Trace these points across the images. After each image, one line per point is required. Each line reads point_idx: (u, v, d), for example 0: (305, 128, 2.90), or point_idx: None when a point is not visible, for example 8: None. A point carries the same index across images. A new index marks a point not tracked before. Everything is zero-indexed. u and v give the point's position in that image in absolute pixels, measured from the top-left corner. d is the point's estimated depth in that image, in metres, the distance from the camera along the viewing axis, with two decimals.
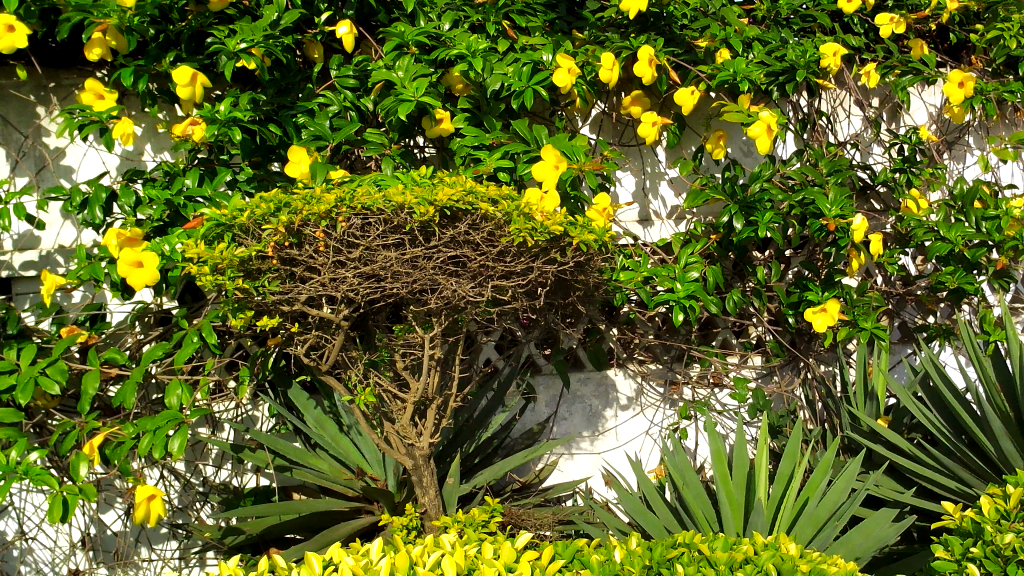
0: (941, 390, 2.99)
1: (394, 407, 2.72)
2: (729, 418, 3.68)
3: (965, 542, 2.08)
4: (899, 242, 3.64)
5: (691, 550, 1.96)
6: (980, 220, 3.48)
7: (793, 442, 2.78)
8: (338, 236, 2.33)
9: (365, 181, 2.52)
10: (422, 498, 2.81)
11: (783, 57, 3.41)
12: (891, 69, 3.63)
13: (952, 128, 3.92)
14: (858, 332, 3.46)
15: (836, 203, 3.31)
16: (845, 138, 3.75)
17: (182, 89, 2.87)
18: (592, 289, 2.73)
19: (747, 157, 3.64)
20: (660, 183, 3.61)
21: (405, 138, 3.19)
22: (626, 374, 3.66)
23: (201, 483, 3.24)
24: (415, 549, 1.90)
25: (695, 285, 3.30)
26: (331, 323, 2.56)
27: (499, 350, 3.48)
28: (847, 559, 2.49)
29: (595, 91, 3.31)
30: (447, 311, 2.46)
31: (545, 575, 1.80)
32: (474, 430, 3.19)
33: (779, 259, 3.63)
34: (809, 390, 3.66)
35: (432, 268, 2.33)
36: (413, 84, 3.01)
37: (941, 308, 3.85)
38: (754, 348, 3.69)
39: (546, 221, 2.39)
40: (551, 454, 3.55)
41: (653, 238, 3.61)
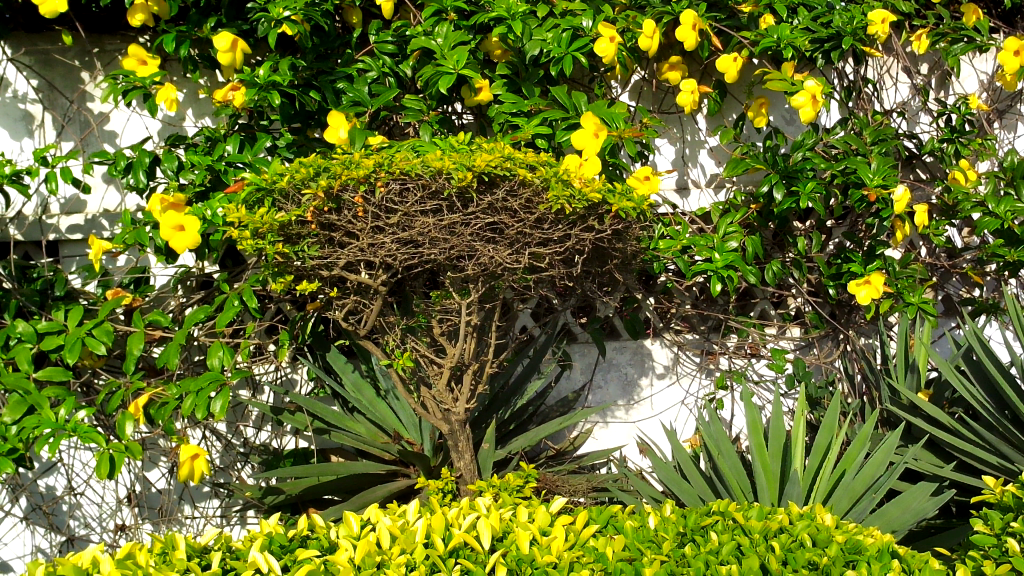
0: (986, 364, 2.92)
1: (431, 371, 2.74)
2: (767, 389, 3.65)
3: (1005, 517, 2.00)
4: (945, 214, 3.56)
5: (725, 519, 1.95)
6: None
7: (830, 414, 2.76)
8: (377, 202, 2.34)
9: (404, 146, 2.53)
10: (458, 462, 2.84)
11: (829, 23, 3.33)
12: (943, 35, 3.52)
13: (1004, 96, 3.80)
14: (902, 305, 3.40)
15: (879, 172, 3.26)
16: (891, 107, 3.67)
17: (222, 56, 2.89)
18: (629, 257, 2.73)
19: (790, 125, 3.55)
20: (700, 151, 3.57)
21: (444, 105, 3.18)
22: (662, 343, 3.66)
23: (241, 444, 3.32)
24: (451, 511, 1.92)
25: (734, 256, 3.27)
26: (369, 288, 2.57)
27: (536, 318, 3.49)
28: (883, 532, 2.49)
29: (635, 58, 3.24)
30: (484, 278, 2.47)
31: (579, 539, 1.80)
32: (509, 398, 3.20)
33: (820, 229, 3.59)
34: (848, 361, 3.61)
35: (470, 234, 2.33)
36: (453, 55, 3.02)
37: (988, 282, 3.77)
38: (793, 319, 3.67)
39: (583, 188, 2.40)
40: (586, 422, 3.57)
41: (691, 207, 3.58)
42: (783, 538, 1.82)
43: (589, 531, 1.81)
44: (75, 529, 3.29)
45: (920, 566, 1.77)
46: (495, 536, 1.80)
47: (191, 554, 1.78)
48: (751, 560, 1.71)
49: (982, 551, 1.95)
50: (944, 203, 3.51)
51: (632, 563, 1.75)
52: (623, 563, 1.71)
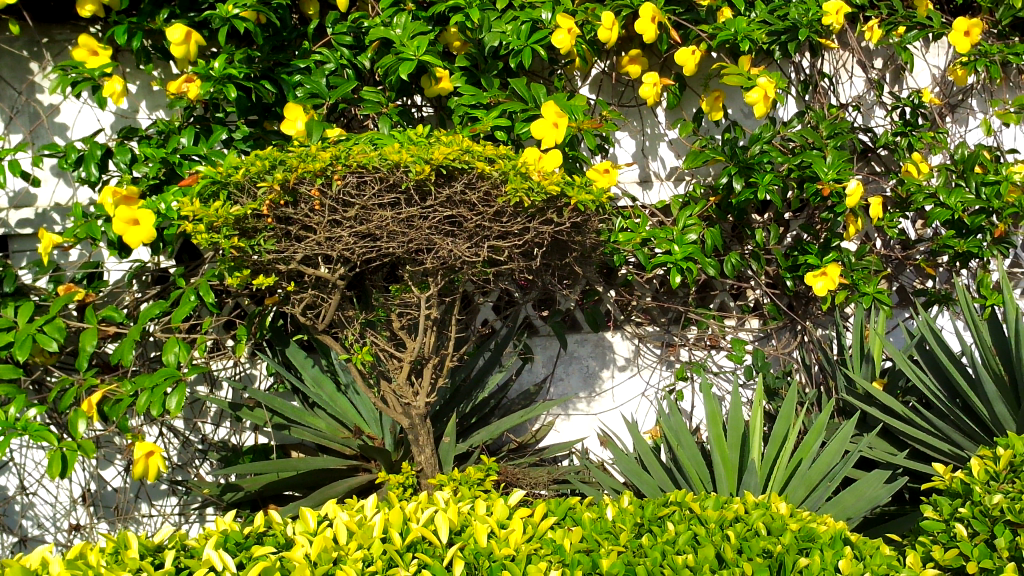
0: (937, 353, 3.00)
1: (391, 365, 2.72)
2: (726, 380, 3.70)
3: (954, 503, 2.02)
4: (899, 206, 3.63)
5: (682, 509, 1.97)
6: (980, 185, 3.49)
7: (787, 404, 2.79)
8: (334, 195, 2.30)
9: (362, 139, 2.50)
10: (418, 456, 2.83)
11: (786, 16, 3.34)
12: (896, 25, 3.57)
13: (955, 90, 3.89)
14: (857, 296, 3.45)
15: (834, 165, 3.30)
16: (846, 100, 3.73)
17: (176, 48, 2.84)
18: (588, 250, 2.75)
19: (748, 118, 3.60)
20: (660, 144, 3.59)
21: (403, 97, 3.16)
22: (623, 336, 3.68)
23: (200, 441, 3.29)
24: (409, 505, 1.91)
25: (693, 247, 3.29)
26: (328, 282, 2.55)
27: (497, 311, 3.49)
28: (838, 520, 2.53)
29: (595, 50, 3.25)
30: (444, 272, 2.47)
31: (537, 532, 1.80)
32: (471, 391, 3.18)
33: (778, 222, 3.63)
34: (805, 352, 3.65)
35: (428, 227, 2.32)
36: (413, 42, 2.98)
37: (940, 273, 3.86)
38: (751, 311, 3.71)
39: (541, 180, 2.41)
40: (548, 415, 3.57)
41: (652, 200, 3.61)
42: (739, 527, 1.83)
43: (546, 523, 1.82)
44: (28, 529, 3.24)
45: (871, 553, 1.80)
46: (453, 530, 1.80)
47: (144, 553, 1.74)
48: (706, 550, 1.73)
49: (931, 536, 1.98)
50: (898, 196, 3.60)
51: (590, 554, 1.76)
52: (580, 555, 1.72)
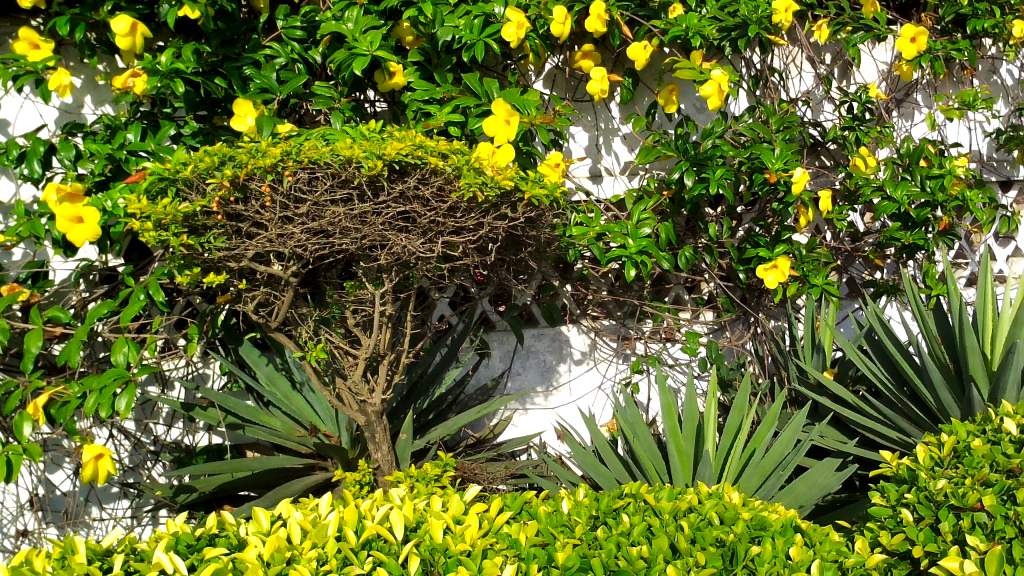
0: (885, 343, 3.07)
1: (345, 363, 2.70)
2: (681, 372, 3.72)
3: (900, 489, 2.07)
4: (848, 199, 3.70)
5: (637, 501, 1.98)
6: (924, 179, 3.58)
7: (740, 395, 2.83)
8: (285, 191, 2.28)
9: (313, 134, 2.48)
10: (375, 454, 2.81)
11: (736, 13, 3.38)
12: (843, 25, 3.64)
13: (901, 85, 3.97)
14: (807, 288, 3.53)
15: (781, 157, 3.35)
16: (796, 95, 3.77)
17: (120, 39, 2.77)
18: (543, 245, 2.77)
19: (700, 113, 3.63)
20: (613, 138, 3.61)
21: (355, 92, 3.14)
22: (580, 329, 3.69)
23: (152, 442, 3.23)
24: (364, 503, 1.90)
25: (647, 241, 3.33)
26: (280, 280, 2.52)
27: (453, 306, 3.49)
28: (790, 508, 2.57)
29: (548, 45, 3.27)
30: (398, 267, 2.45)
31: (493, 527, 1.80)
32: (428, 387, 3.21)
33: (730, 215, 3.67)
34: (759, 343, 3.72)
35: (381, 223, 2.31)
36: (365, 37, 2.96)
37: (888, 265, 3.95)
38: (706, 304, 3.75)
39: (495, 175, 2.41)
40: (506, 409, 3.60)
41: (605, 194, 3.63)
42: (692, 518, 1.85)
43: (502, 518, 1.82)
44: None
45: (821, 540, 1.84)
46: (409, 527, 1.79)
47: (92, 558, 1.70)
48: (660, 541, 1.74)
49: (878, 522, 2.02)
50: (846, 189, 3.66)
51: (546, 548, 1.77)
52: (536, 549, 1.72)
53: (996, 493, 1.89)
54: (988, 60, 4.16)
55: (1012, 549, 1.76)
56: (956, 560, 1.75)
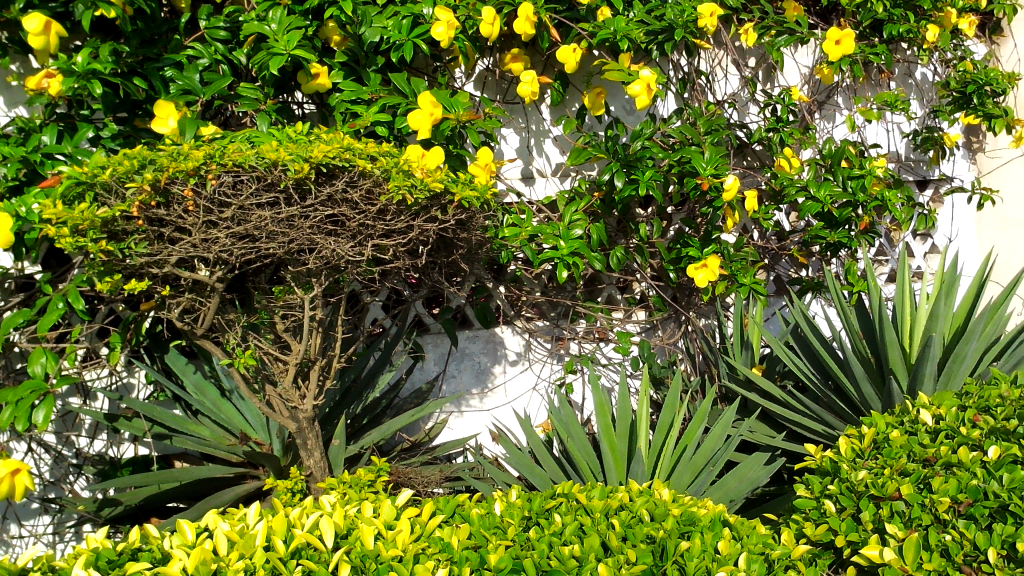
0: (810, 340, 3.15)
1: (275, 369, 2.65)
2: (614, 371, 3.77)
3: (824, 481, 2.11)
4: (774, 199, 3.78)
5: (569, 500, 2.00)
6: (847, 180, 3.69)
7: (672, 392, 2.87)
8: (208, 194, 2.22)
9: (238, 137, 2.44)
10: (307, 461, 2.77)
11: (662, 16, 3.41)
12: (767, 29, 3.73)
13: (822, 89, 4.09)
14: (736, 286, 3.61)
15: (711, 162, 3.41)
16: (722, 97, 3.86)
17: (34, 39, 2.63)
18: (475, 247, 2.78)
19: (629, 115, 3.70)
20: (545, 140, 3.63)
21: (282, 94, 3.10)
22: (514, 331, 3.71)
23: (74, 455, 3.13)
24: (293, 511, 1.87)
25: (579, 243, 3.35)
26: (206, 286, 2.46)
27: (386, 309, 3.47)
28: (722, 502, 2.62)
29: (477, 47, 3.26)
30: (328, 271, 2.42)
31: (426, 531, 1.79)
32: (362, 391, 3.18)
33: (660, 216, 3.73)
34: (690, 341, 3.80)
35: (309, 227, 2.27)
36: (286, 37, 2.91)
37: (812, 263, 4.07)
38: (638, 304, 3.81)
39: (424, 178, 2.40)
40: (441, 412, 3.59)
41: (538, 195, 3.65)
42: (623, 516, 1.87)
43: (434, 522, 1.81)
44: None
45: (748, 533, 1.88)
46: (339, 534, 1.76)
47: None
48: (591, 539, 1.76)
49: (803, 514, 2.07)
50: (772, 189, 3.73)
51: (478, 551, 1.77)
52: (468, 551, 1.72)
53: (913, 482, 1.95)
54: (903, 63, 4.32)
55: (928, 536, 1.83)
56: (876, 549, 1.81)
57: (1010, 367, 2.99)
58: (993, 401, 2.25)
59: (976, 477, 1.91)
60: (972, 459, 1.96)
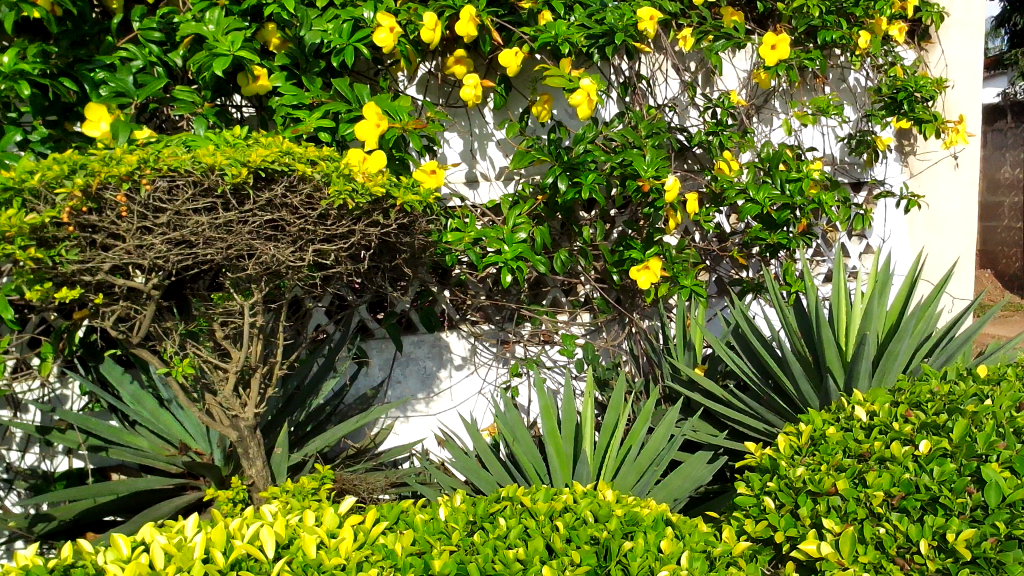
0: (751, 340, 3.20)
1: (215, 377, 2.60)
2: (558, 373, 3.81)
3: (764, 478, 2.15)
4: (714, 201, 3.83)
5: (513, 504, 2.00)
6: (785, 183, 3.79)
7: (616, 394, 2.88)
8: (142, 200, 2.17)
9: (173, 141, 2.40)
10: (249, 470, 2.71)
11: (602, 21, 3.48)
12: (706, 33, 3.80)
13: (759, 93, 4.17)
14: (677, 288, 3.64)
15: (653, 163, 3.45)
16: (663, 101, 3.92)
17: None
18: (418, 251, 2.77)
19: (572, 119, 3.71)
20: (488, 144, 3.63)
21: (219, 97, 3.05)
22: (459, 335, 3.70)
23: (5, 470, 3.06)
24: (233, 522, 1.83)
25: (522, 247, 3.36)
26: (141, 293, 2.40)
27: (329, 315, 3.43)
28: (667, 502, 2.65)
29: (419, 51, 3.25)
30: (268, 277, 2.39)
31: (369, 538, 1.78)
32: (305, 398, 3.13)
33: (604, 219, 3.75)
34: (634, 343, 3.85)
35: (248, 232, 2.23)
36: (227, 38, 2.86)
37: (752, 264, 4.16)
38: (582, 306, 3.84)
39: (365, 182, 2.39)
40: (386, 418, 3.57)
41: (482, 199, 3.64)
42: (567, 517, 1.88)
43: (377, 529, 1.80)
44: None
45: (690, 531, 1.90)
46: (280, 544, 1.74)
47: None
48: (536, 542, 1.76)
49: (744, 511, 2.10)
50: (712, 191, 3.79)
51: (422, 557, 1.76)
52: (412, 558, 1.70)
53: (848, 477, 2.00)
54: (838, 68, 4.41)
55: (863, 529, 1.87)
56: (814, 543, 1.86)
57: (941, 362, 3.09)
58: (924, 397, 2.33)
59: (908, 470, 1.97)
60: (904, 453, 2.01)
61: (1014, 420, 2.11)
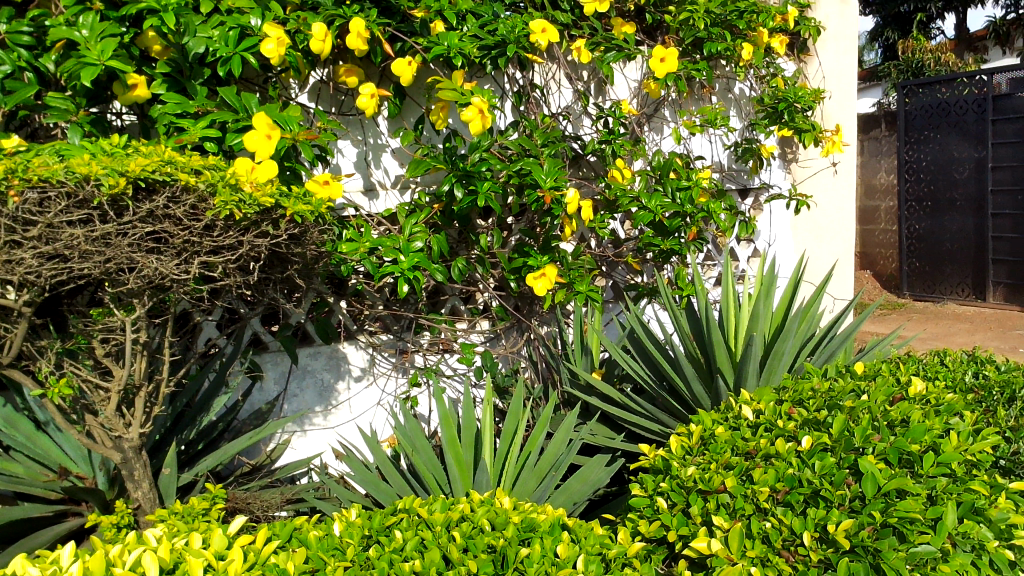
0: (646, 344, 3.27)
1: (96, 398, 2.47)
2: (458, 381, 3.82)
3: (657, 479, 2.20)
4: (608, 208, 3.90)
5: (410, 516, 1.98)
6: (675, 191, 3.90)
7: (515, 401, 2.89)
8: (10, 213, 2.05)
9: (45, 150, 2.29)
10: (134, 492, 2.60)
11: (495, 32, 3.51)
12: (597, 45, 3.89)
13: (650, 102, 4.28)
14: (574, 294, 3.69)
15: (550, 173, 3.48)
16: (556, 110, 3.95)
17: None
18: (311, 261, 2.72)
19: (466, 128, 3.74)
20: (383, 154, 3.61)
21: (96, 104, 2.92)
22: (357, 346, 3.64)
23: None
24: (114, 549, 1.75)
25: (418, 256, 3.34)
26: (11, 310, 2.27)
27: (220, 328, 3.32)
28: (567, 506, 2.66)
29: (309, 60, 3.20)
30: (151, 291, 2.29)
31: (260, 558, 1.73)
32: (195, 416, 3.03)
33: (500, 227, 3.77)
34: (532, 349, 3.89)
35: (128, 245, 2.14)
36: (99, 46, 2.75)
37: (647, 268, 4.26)
38: (481, 313, 3.84)
39: (253, 192, 2.33)
40: (283, 432, 3.47)
41: (378, 209, 3.61)
42: (463, 527, 1.87)
43: (269, 548, 1.75)
44: None
45: (585, 535, 1.93)
46: (165, 570, 1.67)
47: None
48: (432, 553, 1.75)
49: (638, 512, 2.15)
50: (606, 199, 3.86)
51: (315, 575, 1.71)
52: None
53: (736, 475, 2.06)
54: (724, 79, 4.55)
55: (750, 525, 1.94)
56: (704, 540, 1.92)
57: (822, 361, 3.24)
58: (806, 394, 2.44)
59: (792, 465, 2.05)
60: (788, 449, 2.09)
61: (887, 414, 2.23)
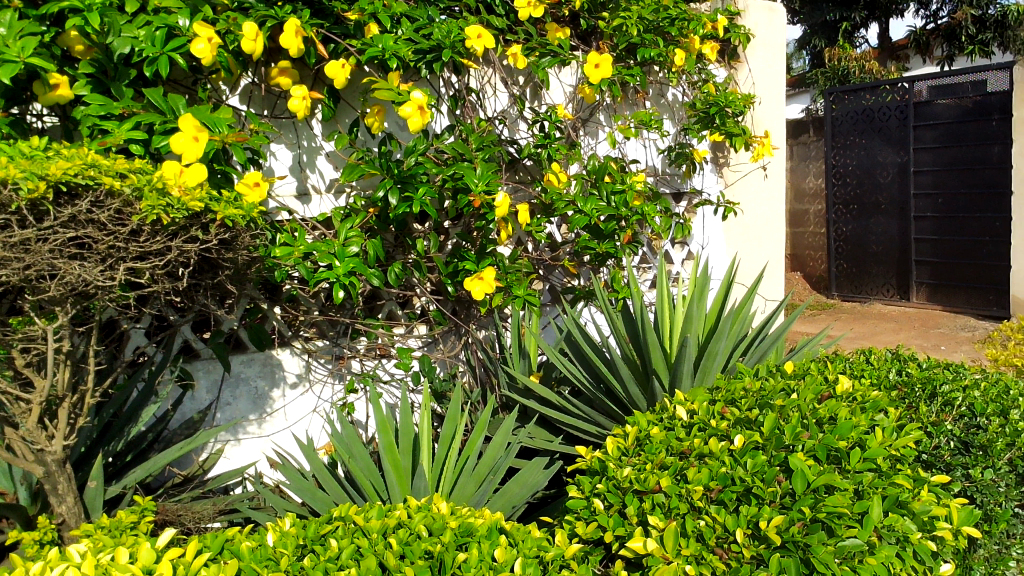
0: (582, 346, 3.29)
1: (16, 409, 2.38)
2: (395, 387, 3.81)
3: (593, 480, 2.22)
4: (545, 212, 3.92)
5: (345, 524, 1.96)
6: (610, 195, 3.95)
7: (453, 405, 2.88)
8: None
9: None
10: (58, 507, 2.51)
11: (430, 36, 3.50)
12: (532, 49, 3.93)
13: (585, 107, 4.32)
14: (511, 297, 3.67)
15: (483, 177, 3.48)
16: (492, 114, 3.95)
17: None
18: (242, 267, 2.66)
19: (402, 131, 3.72)
20: (317, 157, 3.56)
21: (14, 106, 2.82)
22: (292, 352, 3.59)
23: None
24: (34, 566, 1.68)
25: (354, 261, 3.30)
26: None
27: (149, 336, 3.22)
28: (505, 509, 2.67)
29: (240, 61, 3.14)
30: (74, 299, 2.21)
31: (190, 571, 1.69)
32: (122, 427, 2.94)
33: (437, 231, 3.75)
34: (470, 353, 3.88)
35: (49, 251, 2.06)
36: (18, 43, 2.65)
37: (583, 271, 4.29)
38: (418, 318, 3.83)
39: (182, 196, 2.28)
40: (215, 442, 3.40)
41: (312, 213, 3.56)
42: (400, 534, 1.86)
43: (200, 560, 1.70)
44: None
45: (523, 538, 1.93)
46: None
47: None
48: (368, 560, 1.73)
49: (575, 514, 2.16)
50: (543, 203, 3.88)
51: None
52: None
53: (671, 475, 2.09)
54: (657, 84, 4.63)
55: (685, 523, 1.96)
56: (640, 540, 1.93)
57: (754, 361, 3.31)
58: (737, 394, 2.49)
59: (725, 464, 2.09)
60: (721, 448, 2.13)
61: (816, 412, 2.29)
